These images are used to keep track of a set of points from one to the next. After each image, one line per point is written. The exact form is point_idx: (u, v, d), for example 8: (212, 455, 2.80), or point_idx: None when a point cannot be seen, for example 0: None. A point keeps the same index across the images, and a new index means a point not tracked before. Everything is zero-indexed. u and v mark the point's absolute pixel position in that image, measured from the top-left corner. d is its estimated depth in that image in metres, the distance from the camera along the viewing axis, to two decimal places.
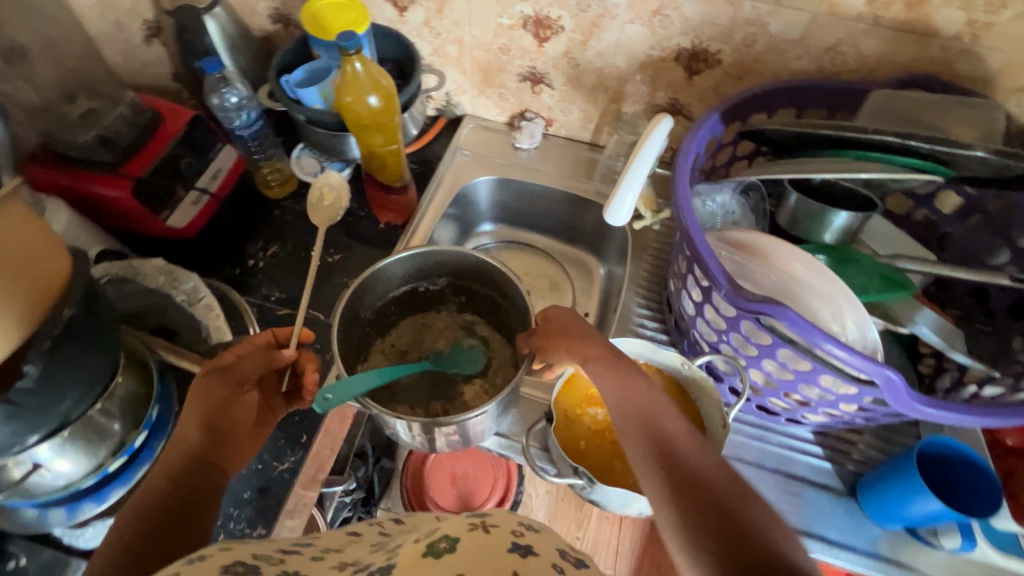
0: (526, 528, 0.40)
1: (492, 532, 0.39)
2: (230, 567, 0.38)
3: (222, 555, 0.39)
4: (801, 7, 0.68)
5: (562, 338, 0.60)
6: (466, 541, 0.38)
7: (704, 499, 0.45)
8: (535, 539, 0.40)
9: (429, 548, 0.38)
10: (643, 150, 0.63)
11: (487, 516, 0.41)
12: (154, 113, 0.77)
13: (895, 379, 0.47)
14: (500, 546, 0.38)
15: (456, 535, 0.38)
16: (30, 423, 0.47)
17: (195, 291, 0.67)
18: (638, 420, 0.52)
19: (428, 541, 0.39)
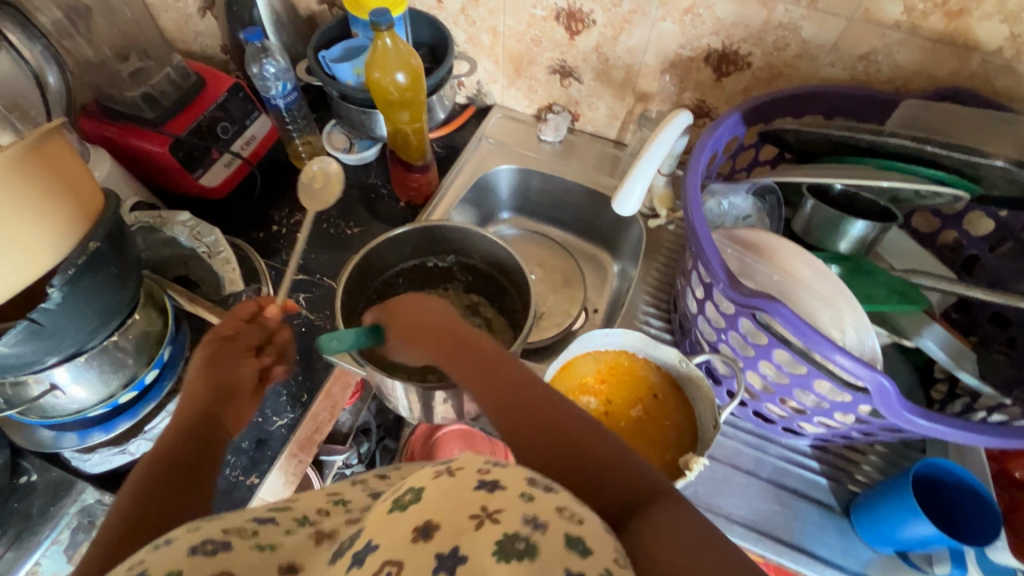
0: (495, 464, 0.33)
1: (457, 476, 0.32)
2: (199, 547, 0.34)
3: (191, 535, 0.35)
4: (835, 13, 0.67)
5: (400, 325, 0.56)
6: (431, 492, 0.31)
7: (551, 445, 0.43)
8: (507, 475, 0.32)
9: (394, 503, 0.32)
10: (657, 140, 0.63)
11: (452, 461, 0.34)
12: (198, 78, 0.81)
13: (889, 387, 0.46)
14: (467, 490, 0.31)
15: (420, 485, 0.32)
16: (49, 344, 0.50)
17: (215, 245, 0.70)
18: (516, 415, 0.45)
19: (394, 497, 0.33)
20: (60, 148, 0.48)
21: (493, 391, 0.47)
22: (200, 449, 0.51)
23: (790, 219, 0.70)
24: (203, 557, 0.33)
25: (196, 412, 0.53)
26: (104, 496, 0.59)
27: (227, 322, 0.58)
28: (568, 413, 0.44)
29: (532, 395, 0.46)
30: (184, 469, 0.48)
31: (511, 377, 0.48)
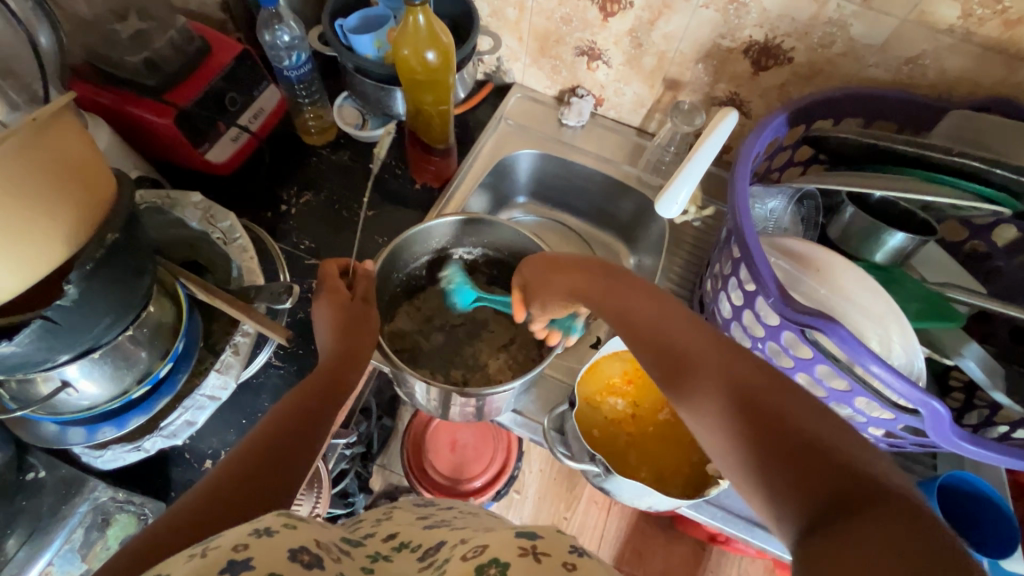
0: (576, 556, 0.41)
1: (543, 561, 0.39)
2: (298, 553, 0.36)
3: (293, 534, 0.38)
4: (889, 12, 0.64)
5: (564, 270, 0.60)
6: (515, 569, 0.38)
7: (749, 419, 0.39)
8: (587, 567, 0.40)
9: (480, 573, 0.39)
10: (707, 141, 0.60)
11: (537, 540, 0.42)
12: (203, 43, 0.73)
13: (941, 412, 0.46)
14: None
15: (506, 561, 0.39)
16: (60, 343, 0.47)
17: (231, 231, 0.66)
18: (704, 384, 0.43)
19: (478, 563, 0.40)
20: (66, 128, 0.43)
21: (674, 363, 0.45)
22: (293, 437, 0.51)
23: (825, 225, 0.69)
24: (301, 565, 0.36)
25: (300, 401, 0.54)
26: (117, 494, 0.57)
27: (331, 293, 0.62)
28: (785, 396, 0.39)
29: (719, 364, 0.43)
30: (273, 452, 0.49)
31: (700, 348, 0.45)
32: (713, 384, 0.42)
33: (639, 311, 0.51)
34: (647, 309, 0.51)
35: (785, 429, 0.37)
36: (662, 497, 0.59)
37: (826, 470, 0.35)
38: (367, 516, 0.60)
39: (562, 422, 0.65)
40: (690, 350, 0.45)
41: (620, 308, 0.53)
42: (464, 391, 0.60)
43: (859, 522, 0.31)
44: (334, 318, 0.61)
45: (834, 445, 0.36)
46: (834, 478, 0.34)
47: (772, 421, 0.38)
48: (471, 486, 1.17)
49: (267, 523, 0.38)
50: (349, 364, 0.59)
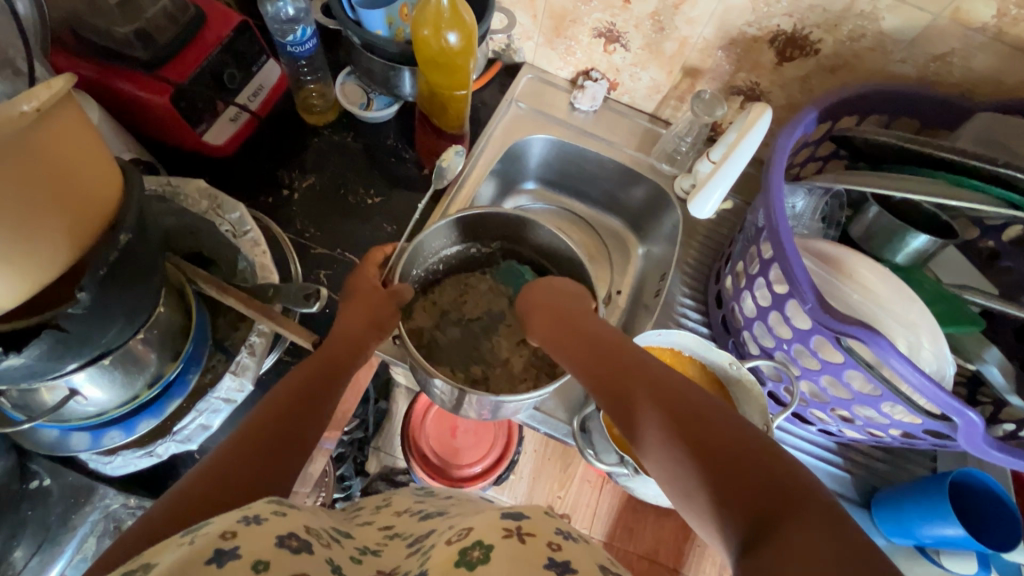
0: (563, 539, 0.42)
1: (528, 542, 0.40)
2: (286, 539, 0.36)
3: (280, 523, 0.37)
4: (924, 8, 0.63)
5: (543, 309, 0.63)
6: (500, 549, 0.39)
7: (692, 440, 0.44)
8: (572, 551, 0.41)
9: (463, 553, 0.40)
10: (742, 143, 0.64)
11: (522, 521, 0.43)
12: (197, 12, 0.67)
13: (975, 422, 0.47)
14: (539, 558, 0.39)
15: (490, 543, 0.40)
16: (71, 351, 0.44)
17: (241, 223, 0.62)
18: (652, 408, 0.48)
19: (461, 545, 0.41)
20: (69, 117, 0.38)
21: (632, 397, 0.50)
22: (293, 420, 0.48)
23: (847, 224, 0.69)
24: (290, 552, 0.35)
25: (302, 384, 0.52)
26: (129, 501, 0.55)
27: (357, 293, 0.60)
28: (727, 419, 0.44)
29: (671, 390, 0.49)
30: (275, 438, 0.46)
31: (654, 382, 0.50)
32: (661, 416, 0.47)
33: (605, 348, 0.56)
34: (613, 346, 0.57)
35: (724, 448, 0.42)
36: None
37: (758, 484, 0.39)
38: (365, 503, 0.62)
39: (585, 421, 0.66)
40: (647, 385, 0.50)
41: (590, 341, 0.57)
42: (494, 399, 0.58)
43: (788, 526, 0.35)
44: (358, 317, 0.58)
45: (768, 459, 0.40)
46: (766, 489, 0.38)
47: (711, 443, 0.43)
48: (468, 471, 1.17)
49: (257, 509, 0.37)
50: (352, 359, 0.56)
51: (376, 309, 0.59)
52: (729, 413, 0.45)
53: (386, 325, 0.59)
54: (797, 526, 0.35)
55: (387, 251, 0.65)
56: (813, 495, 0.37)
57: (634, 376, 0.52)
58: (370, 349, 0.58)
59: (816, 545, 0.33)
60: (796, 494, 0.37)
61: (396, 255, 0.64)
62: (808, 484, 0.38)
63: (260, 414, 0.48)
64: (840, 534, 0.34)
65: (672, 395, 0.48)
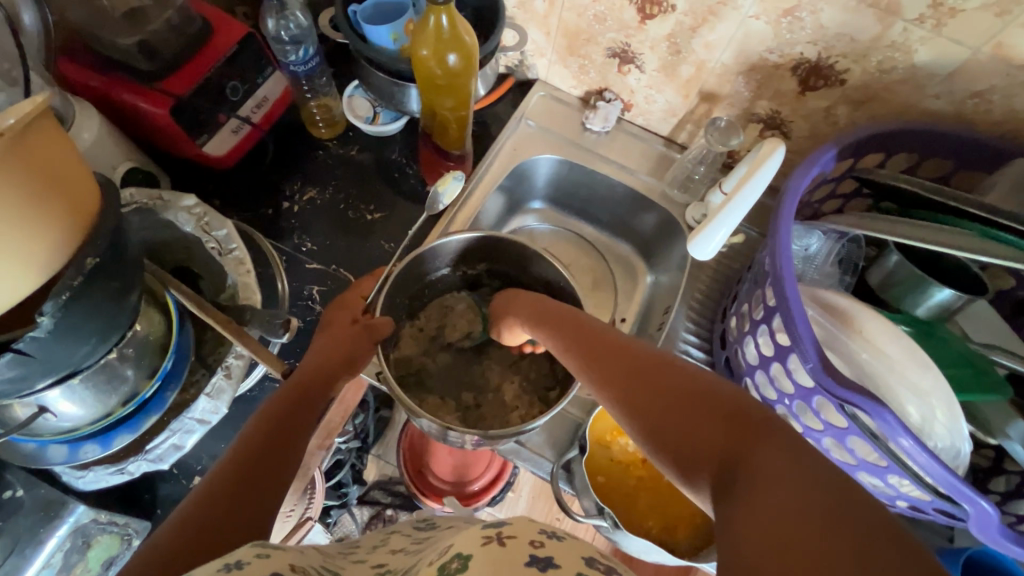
0: (547, 538, 0.38)
1: (508, 546, 0.37)
2: None
3: (263, 564, 0.35)
4: (962, 41, 0.58)
5: (511, 310, 0.63)
6: (478, 557, 0.36)
7: (670, 396, 0.44)
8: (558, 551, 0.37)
9: (441, 569, 0.36)
10: (753, 178, 0.61)
11: (503, 527, 0.39)
12: (203, 24, 0.67)
13: (989, 512, 0.42)
14: (519, 562, 0.35)
15: (470, 554, 0.37)
16: (38, 372, 0.43)
17: (228, 241, 0.61)
18: (634, 370, 0.48)
19: (441, 562, 0.37)
20: (48, 138, 0.38)
21: (604, 365, 0.51)
22: (264, 460, 0.46)
23: (865, 269, 0.65)
24: None
25: (271, 418, 0.50)
26: (100, 516, 0.55)
27: (335, 324, 0.60)
28: (693, 373, 0.45)
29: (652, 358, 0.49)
30: (246, 481, 0.44)
31: (622, 352, 0.51)
32: (631, 384, 0.47)
33: (569, 329, 0.57)
34: (592, 324, 0.57)
35: (691, 402, 0.42)
36: (670, 555, 0.60)
37: (724, 429, 0.39)
38: (362, 542, 0.55)
39: (570, 462, 0.64)
40: (613, 357, 0.51)
41: (557, 323, 0.58)
42: (491, 435, 0.55)
43: (752, 458, 0.36)
44: (334, 346, 0.57)
45: (733, 402, 0.41)
46: (732, 432, 0.38)
47: (678, 398, 0.43)
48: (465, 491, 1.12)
49: (239, 556, 0.35)
50: (323, 390, 0.54)
51: (353, 336, 0.58)
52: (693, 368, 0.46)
53: (361, 359, 0.58)
54: (760, 456, 0.35)
55: (374, 280, 0.64)
56: (779, 425, 0.37)
57: (602, 350, 0.53)
58: (340, 383, 0.56)
59: (778, 470, 0.34)
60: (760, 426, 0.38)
61: (379, 284, 0.63)
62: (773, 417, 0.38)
63: (230, 457, 0.46)
64: (804, 456, 0.34)
65: (639, 364, 0.49)
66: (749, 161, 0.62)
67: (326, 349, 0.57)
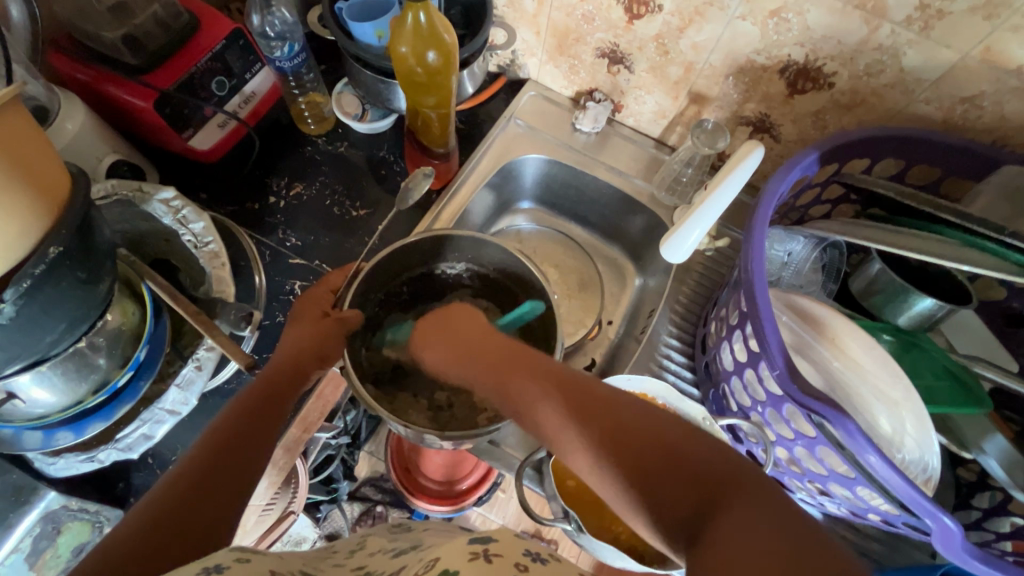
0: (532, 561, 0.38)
1: (494, 563, 0.37)
2: None
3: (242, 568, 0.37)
4: (950, 45, 0.57)
5: (428, 327, 0.56)
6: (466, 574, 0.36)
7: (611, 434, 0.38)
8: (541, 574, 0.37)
9: None
10: (728, 180, 0.63)
11: (490, 543, 0.39)
12: (190, 19, 0.68)
13: (952, 527, 0.41)
14: None
15: (455, 569, 0.36)
16: (4, 359, 0.44)
17: (203, 234, 0.61)
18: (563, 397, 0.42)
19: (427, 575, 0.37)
20: (16, 127, 0.38)
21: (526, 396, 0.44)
22: (229, 453, 0.46)
23: (848, 275, 0.64)
24: None
25: (239, 410, 0.50)
26: (70, 503, 0.56)
27: (304, 318, 0.59)
28: (630, 402, 0.40)
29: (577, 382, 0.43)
30: (210, 473, 0.44)
31: (550, 381, 0.43)
32: (568, 421, 0.40)
33: (479, 352, 0.50)
34: (499, 347, 0.50)
35: (642, 446, 0.37)
36: (636, 561, 0.59)
37: (682, 478, 0.35)
38: (339, 547, 0.54)
39: (541, 463, 0.64)
40: (546, 382, 0.43)
41: (473, 346, 0.51)
42: (460, 434, 0.55)
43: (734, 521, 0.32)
44: (302, 338, 0.57)
45: (691, 447, 0.36)
46: (702, 487, 0.34)
47: (624, 436, 0.38)
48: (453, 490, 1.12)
49: (217, 560, 0.37)
50: (294, 383, 0.55)
51: (324, 330, 0.58)
52: (635, 402, 0.40)
53: (332, 354, 0.58)
54: (739, 518, 0.32)
55: (345, 275, 0.64)
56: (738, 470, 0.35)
57: (529, 375, 0.45)
58: (312, 378, 0.56)
59: (764, 535, 0.31)
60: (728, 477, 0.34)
61: (349, 280, 0.62)
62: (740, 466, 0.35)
63: (196, 449, 0.46)
64: (781, 516, 0.31)
65: (576, 394, 0.42)
66: (724, 164, 0.63)
67: (296, 341, 0.57)
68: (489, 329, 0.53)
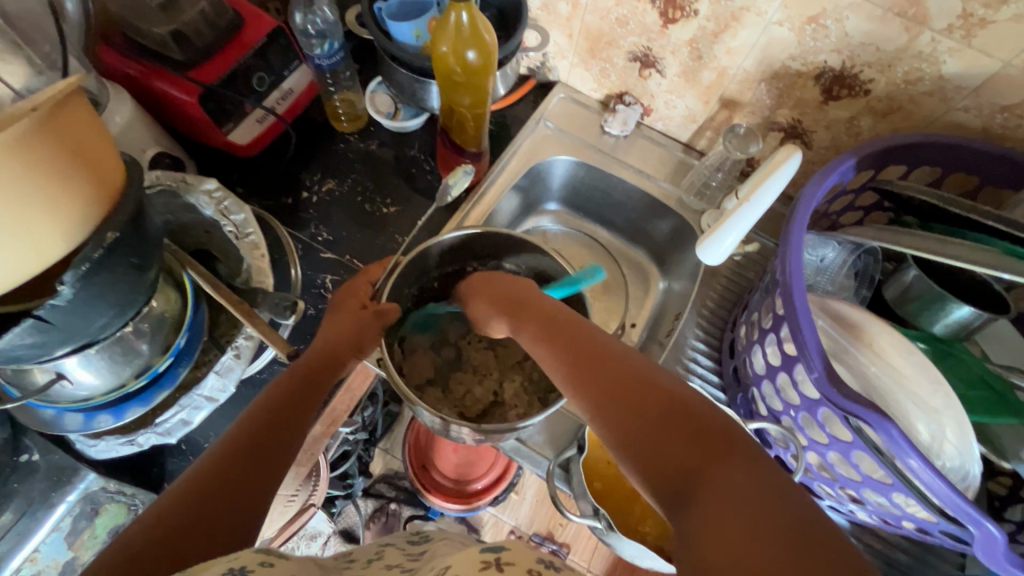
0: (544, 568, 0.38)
1: (506, 571, 0.37)
2: None
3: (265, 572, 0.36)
4: (992, 53, 0.56)
5: (478, 288, 0.61)
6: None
7: (628, 396, 0.43)
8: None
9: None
10: (765, 185, 0.63)
11: (501, 552, 0.40)
12: (235, 16, 0.70)
13: (995, 535, 0.41)
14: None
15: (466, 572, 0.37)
16: (58, 340, 0.45)
17: (244, 225, 0.63)
18: (588, 362, 0.47)
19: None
20: (79, 113, 0.39)
21: (563, 356, 0.49)
22: (264, 440, 0.47)
23: (882, 283, 0.64)
24: None
25: (278, 397, 0.51)
26: (109, 484, 0.57)
27: (343, 310, 0.60)
28: (651, 373, 0.44)
29: (605, 349, 0.48)
30: (247, 459, 0.45)
31: (585, 346, 0.49)
32: (593, 387, 0.45)
33: (525, 309, 0.55)
34: (548, 306, 0.55)
35: (653, 408, 0.41)
36: (663, 562, 0.61)
37: (682, 435, 0.39)
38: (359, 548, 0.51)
39: (568, 462, 0.64)
40: (579, 349, 0.49)
41: (526, 312, 0.55)
42: (491, 428, 0.55)
43: (719, 474, 0.36)
44: (339, 328, 0.58)
45: (699, 411, 0.40)
46: (698, 441, 0.38)
47: (636, 400, 0.42)
48: (471, 488, 1.12)
49: (243, 561, 0.36)
50: (330, 372, 0.55)
51: (360, 322, 0.59)
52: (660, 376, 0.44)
53: (367, 345, 0.59)
54: (725, 477, 0.35)
55: (382, 268, 0.65)
56: (736, 436, 0.38)
57: (560, 342, 0.50)
58: (347, 367, 0.57)
59: (747, 489, 0.34)
60: (727, 443, 0.37)
61: (388, 272, 0.63)
62: (734, 428, 0.38)
63: (236, 434, 0.47)
64: (766, 479, 0.35)
65: (605, 359, 0.47)
66: (760, 168, 0.64)
67: (334, 330, 0.58)
68: (534, 291, 0.58)
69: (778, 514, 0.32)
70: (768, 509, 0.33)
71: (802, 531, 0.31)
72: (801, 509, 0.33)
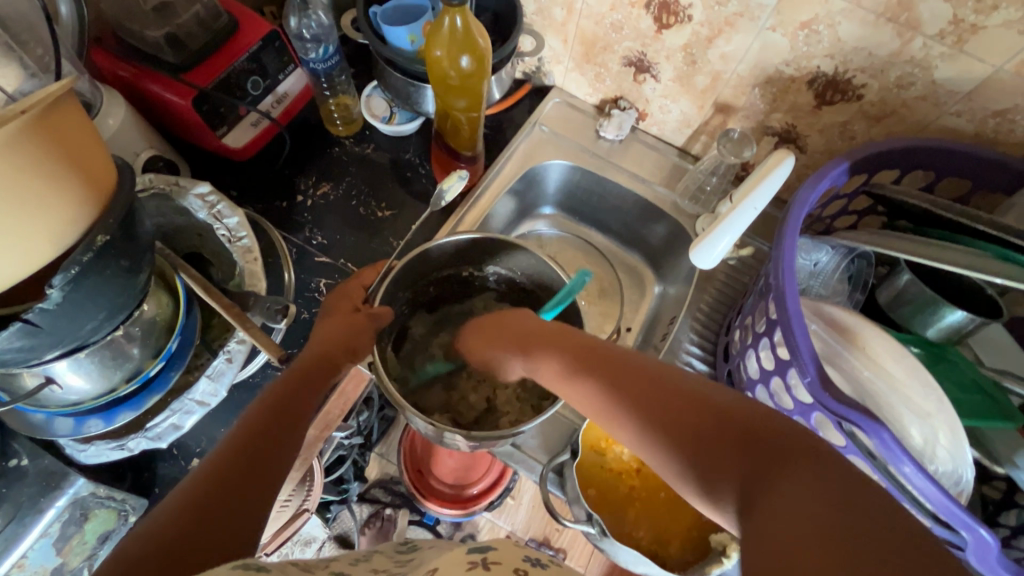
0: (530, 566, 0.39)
1: (493, 570, 0.37)
2: None
3: None
4: (984, 58, 0.57)
5: (484, 329, 0.61)
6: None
7: (673, 414, 0.42)
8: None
9: None
10: (757, 189, 0.64)
11: (488, 552, 0.40)
12: (230, 19, 0.70)
13: (988, 540, 0.41)
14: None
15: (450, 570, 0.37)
16: (48, 344, 0.45)
17: (237, 229, 0.63)
18: (625, 382, 0.46)
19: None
20: (69, 115, 0.39)
21: (595, 378, 0.48)
22: (257, 447, 0.47)
23: (875, 287, 0.64)
24: None
25: (272, 404, 0.51)
26: (98, 489, 0.56)
27: (336, 314, 0.60)
28: (691, 385, 0.43)
29: (639, 367, 0.47)
30: (241, 467, 0.45)
31: (617, 367, 0.48)
32: (639, 409, 0.44)
33: (541, 338, 0.55)
34: (565, 334, 0.55)
35: (702, 420, 0.40)
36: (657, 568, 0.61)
37: (740, 444, 0.38)
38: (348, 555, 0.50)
39: (561, 467, 0.64)
40: (612, 371, 0.48)
41: (544, 341, 0.54)
42: (482, 434, 0.54)
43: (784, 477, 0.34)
44: (333, 333, 0.58)
45: (752, 419, 0.39)
46: (756, 449, 0.37)
47: (684, 414, 0.41)
48: (466, 495, 1.11)
49: None
50: (326, 377, 0.55)
51: (354, 327, 0.59)
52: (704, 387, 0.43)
53: (361, 350, 0.58)
54: (791, 479, 0.34)
55: (376, 273, 0.65)
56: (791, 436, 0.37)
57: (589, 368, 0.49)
58: (342, 372, 0.57)
59: (815, 487, 0.33)
60: (785, 443, 0.36)
61: (381, 278, 0.63)
62: (789, 430, 0.37)
63: (230, 440, 0.47)
64: (837, 477, 0.33)
65: (641, 378, 0.46)
66: (752, 173, 0.65)
67: (328, 335, 0.58)
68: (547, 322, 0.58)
69: (853, 508, 0.31)
70: (848, 511, 0.31)
71: (883, 523, 0.30)
72: (879, 504, 0.31)
